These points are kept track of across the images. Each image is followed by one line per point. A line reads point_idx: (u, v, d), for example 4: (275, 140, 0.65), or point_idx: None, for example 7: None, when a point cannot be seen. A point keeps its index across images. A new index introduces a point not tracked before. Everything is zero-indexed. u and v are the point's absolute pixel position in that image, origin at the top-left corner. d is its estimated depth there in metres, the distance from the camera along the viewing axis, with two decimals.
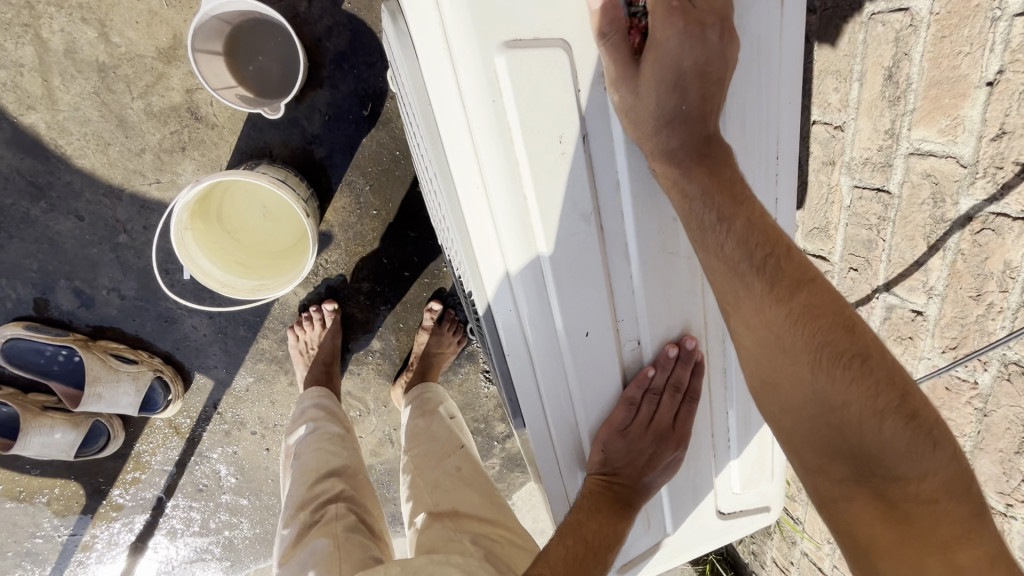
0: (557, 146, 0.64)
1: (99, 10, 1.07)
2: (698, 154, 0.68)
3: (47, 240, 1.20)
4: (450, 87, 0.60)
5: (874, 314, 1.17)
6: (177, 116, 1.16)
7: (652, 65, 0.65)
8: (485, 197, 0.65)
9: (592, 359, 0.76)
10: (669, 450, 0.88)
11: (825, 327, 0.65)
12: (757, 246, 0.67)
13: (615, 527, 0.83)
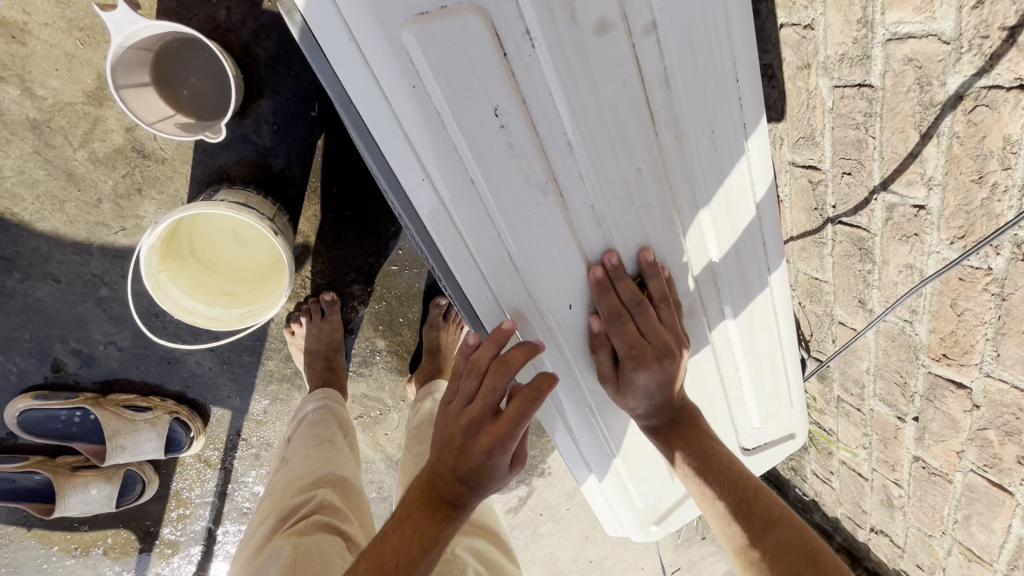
0: (494, 120, 0.60)
1: (15, 64, 1.02)
2: (672, 423, 0.85)
3: (32, 308, 1.19)
4: (365, 82, 0.57)
5: (875, 216, 1.13)
6: (124, 158, 1.12)
7: (625, 382, 0.82)
8: (431, 189, 0.63)
9: (577, 329, 0.77)
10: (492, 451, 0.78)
11: (793, 559, 0.76)
12: (730, 491, 0.83)
13: (423, 535, 0.77)
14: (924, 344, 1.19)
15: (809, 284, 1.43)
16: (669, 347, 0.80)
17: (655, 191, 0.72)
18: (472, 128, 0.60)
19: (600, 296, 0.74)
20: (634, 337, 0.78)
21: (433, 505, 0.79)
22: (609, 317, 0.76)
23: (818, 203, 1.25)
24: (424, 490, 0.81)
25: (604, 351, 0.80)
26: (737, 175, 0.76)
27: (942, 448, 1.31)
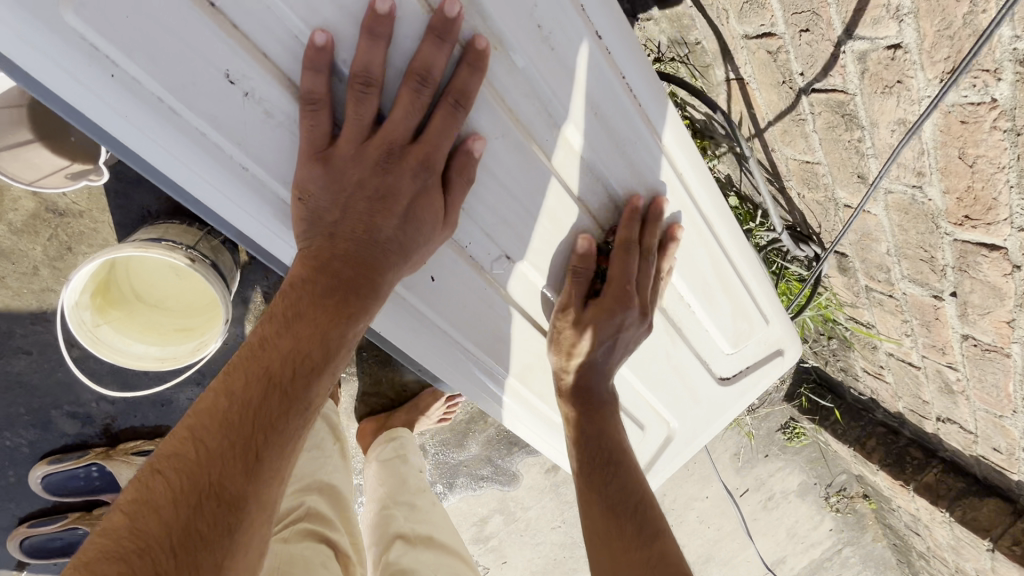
0: (239, 95, 0.60)
1: None
2: (580, 401, 0.91)
3: (17, 382, 1.23)
4: (89, 100, 0.57)
5: (849, 72, 0.95)
6: (42, 222, 1.11)
7: (589, 323, 0.85)
8: (211, 183, 0.64)
9: (454, 297, 0.78)
10: (398, 208, 0.66)
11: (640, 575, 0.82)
12: (627, 495, 0.89)
13: (330, 331, 0.63)
14: (941, 209, 1.00)
15: (802, 170, 1.25)
16: (640, 299, 0.85)
17: (496, 125, 0.69)
18: (217, 107, 0.60)
19: (627, 223, 0.82)
20: (624, 274, 0.84)
21: (336, 300, 0.63)
22: (620, 244, 0.82)
23: (784, 75, 1.07)
24: (319, 274, 0.64)
25: (579, 273, 0.84)
26: (593, 71, 0.71)
27: (991, 321, 1.12)
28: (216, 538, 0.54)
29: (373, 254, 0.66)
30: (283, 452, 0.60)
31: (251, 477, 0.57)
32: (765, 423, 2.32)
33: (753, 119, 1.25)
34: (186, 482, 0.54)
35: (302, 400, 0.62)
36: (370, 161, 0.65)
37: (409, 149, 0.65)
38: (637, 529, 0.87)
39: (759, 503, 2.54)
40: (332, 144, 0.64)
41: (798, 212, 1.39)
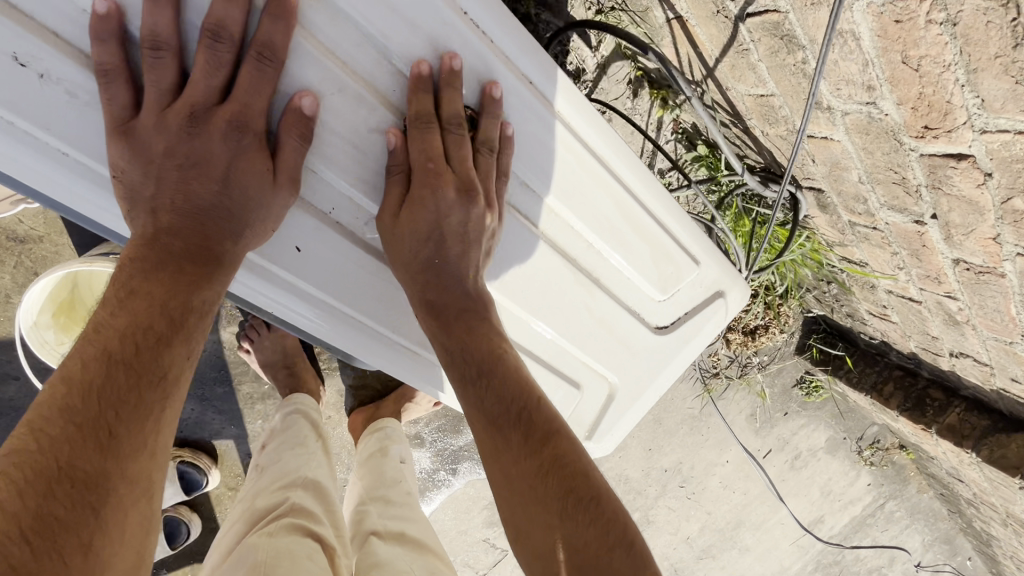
0: (35, 76, 0.57)
1: None
2: (433, 317, 0.76)
3: (12, 408, 1.29)
4: None
5: None
6: (7, 252, 1.15)
7: (405, 223, 0.73)
8: (27, 174, 0.61)
9: (326, 266, 0.74)
10: (224, 172, 0.64)
11: (560, 492, 0.70)
12: (509, 401, 0.74)
13: (175, 298, 0.61)
14: (899, 124, 0.92)
15: (759, 105, 1.17)
16: (454, 176, 0.75)
17: (328, 81, 0.65)
18: (12, 91, 0.57)
19: (414, 94, 0.69)
20: (432, 155, 0.73)
21: (174, 268, 0.61)
22: (412, 121, 0.70)
23: (717, 4, 1.01)
24: (151, 247, 0.62)
25: (396, 170, 0.72)
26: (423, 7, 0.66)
27: (978, 239, 1.03)
28: (77, 519, 0.50)
29: (208, 221, 0.64)
30: (144, 425, 0.58)
31: (108, 452, 0.54)
32: (779, 379, 2.22)
33: (701, 59, 1.19)
34: (31, 472, 0.50)
35: (155, 370, 0.59)
36: (175, 128, 0.62)
37: (213, 116, 0.62)
38: (524, 434, 0.73)
39: (785, 463, 2.44)
40: (135, 115, 0.61)
41: (766, 151, 1.31)
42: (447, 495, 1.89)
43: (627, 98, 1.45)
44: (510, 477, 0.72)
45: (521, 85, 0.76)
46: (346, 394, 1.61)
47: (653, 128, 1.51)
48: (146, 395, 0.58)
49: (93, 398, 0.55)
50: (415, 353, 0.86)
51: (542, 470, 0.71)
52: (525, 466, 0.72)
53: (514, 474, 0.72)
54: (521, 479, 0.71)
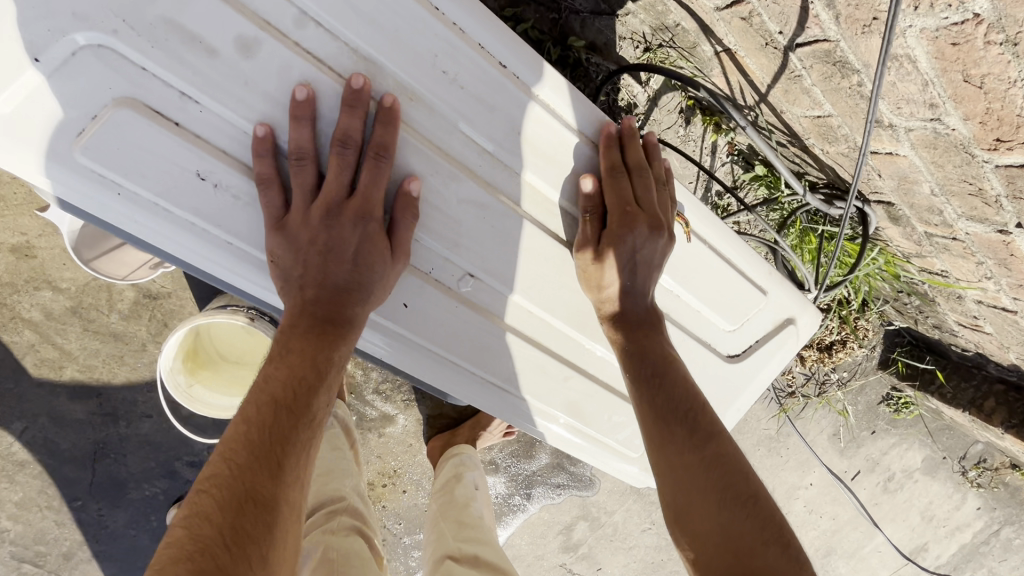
0: (206, 183, 0.69)
1: (37, 273, 1.26)
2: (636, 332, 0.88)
3: (146, 442, 1.47)
4: (100, 201, 0.67)
5: (823, 20, 0.90)
6: (143, 307, 1.34)
7: (610, 249, 0.84)
8: (202, 261, 0.73)
9: (428, 318, 0.84)
10: (350, 242, 0.73)
11: (729, 483, 0.79)
12: (681, 402, 0.85)
13: (317, 356, 0.71)
14: (969, 138, 0.91)
15: (817, 125, 1.18)
16: (645, 214, 0.85)
17: (426, 162, 0.76)
18: (189, 198, 0.69)
19: (607, 150, 0.85)
20: (620, 199, 0.84)
21: (317, 328, 0.72)
22: (607, 173, 0.85)
23: (765, 37, 1.03)
24: (301, 314, 0.73)
25: (593, 214, 0.86)
26: (502, 91, 0.77)
27: None
28: (259, 533, 0.60)
29: (342, 288, 0.74)
30: (301, 456, 0.68)
31: (278, 480, 0.64)
32: (862, 397, 2.12)
33: (753, 86, 1.22)
34: (225, 491, 0.61)
35: (307, 412, 0.70)
36: (314, 220, 0.72)
37: (343, 207, 0.73)
38: (691, 430, 0.84)
39: (877, 486, 2.28)
40: (284, 213, 0.71)
41: (828, 167, 1.31)
42: (522, 520, 1.93)
43: (679, 126, 1.50)
44: (679, 469, 0.82)
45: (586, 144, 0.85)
46: (424, 423, 1.71)
47: (708, 153, 1.54)
48: (301, 433, 0.69)
49: (265, 435, 0.66)
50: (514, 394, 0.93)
51: (708, 463, 0.81)
52: (693, 459, 0.82)
53: (683, 471, 0.81)
54: (688, 470, 0.81)
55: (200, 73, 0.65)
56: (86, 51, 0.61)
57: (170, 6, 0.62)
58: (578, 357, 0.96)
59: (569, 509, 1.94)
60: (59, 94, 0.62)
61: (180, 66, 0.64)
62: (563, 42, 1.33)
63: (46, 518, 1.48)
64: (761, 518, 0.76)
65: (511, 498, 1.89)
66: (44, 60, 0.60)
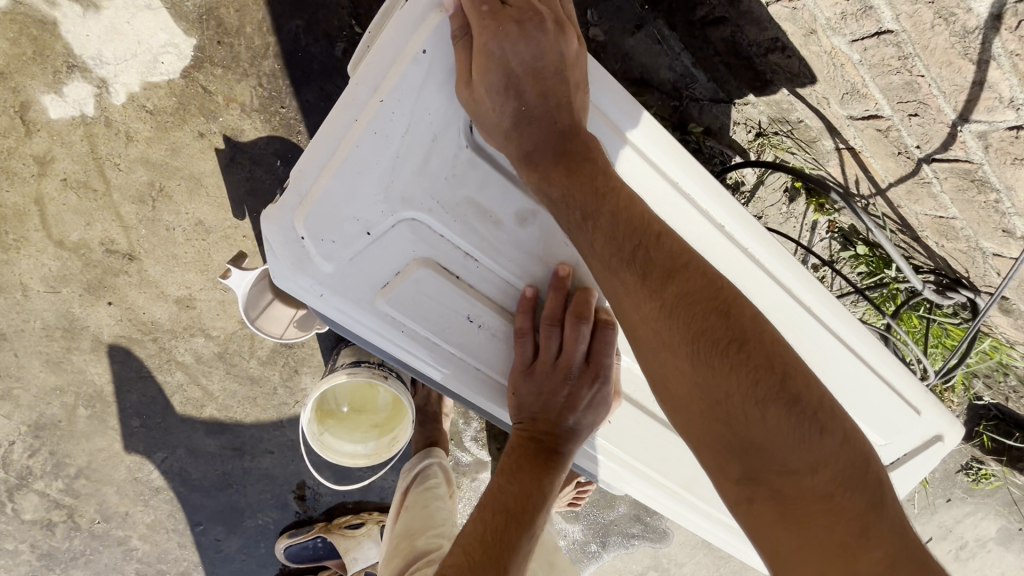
0: (473, 324, 0.78)
1: (194, 321, 1.38)
2: (555, 167, 0.71)
3: (265, 475, 1.57)
4: (387, 337, 0.77)
5: (971, 146, 0.95)
6: (279, 354, 1.46)
7: (479, 60, 0.66)
8: (456, 385, 0.83)
9: (618, 427, 0.94)
10: (587, 388, 0.80)
11: (700, 327, 0.67)
12: (629, 243, 0.70)
13: (543, 482, 0.83)
14: None
15: (936, 223, 1.23)
16: (516, 19, 0.69)
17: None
18: (458, 335, 0.78)
19: None
20: (480, 0, 0.67)
21: (544, 456, 0.83)
22: None
23: (899, 147, 1.09)
24: (531, 442, 0.83)
25: (459, 35, 0.67)
26: (683, 213, 0.84)
27: None
28: None
29: (569, 428, 0.83)
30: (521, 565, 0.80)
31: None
32: (939, 464, 2.11)
33: (872, 180, 1.27)
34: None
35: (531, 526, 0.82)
36: (558, 374, 0.78)
37: (584, 365, 0.79)
38: (645, 275, 0.70)
39: (949, 553, 2.25)
40: (532, 360, 0.79)
41: (941, 257, 1.36)
42: (597, 568, 1.97)
43: (783, 205, 1.56)
44: (644, 335, 0.71)
45: (764, 271, 0.87)
46: None
47: (808, 229, 1.60)
48: (523, 544, 0.80)
49: (496, 541, 0.79)
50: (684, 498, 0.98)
51: (670, 313, 0.68)
52: (655, 310, 0.69)
53: (657, 338, 0.69)
54: (656, 332, 0.69)
55: (484, 236, 0.73)
56: (403, 225, 0.71)
57: (474, 187, 0.71)
58: None
59: (643, 560, 1.97)
60: (375, 258, 0.72)
61: (469, 230, 0.73)
62: (682, 127, 1.40)
63: (171, 539, 1.58)
64: (747, 370, 0.65)
65: (587, 545, 1.94)
66: (373, 232, 0.71)
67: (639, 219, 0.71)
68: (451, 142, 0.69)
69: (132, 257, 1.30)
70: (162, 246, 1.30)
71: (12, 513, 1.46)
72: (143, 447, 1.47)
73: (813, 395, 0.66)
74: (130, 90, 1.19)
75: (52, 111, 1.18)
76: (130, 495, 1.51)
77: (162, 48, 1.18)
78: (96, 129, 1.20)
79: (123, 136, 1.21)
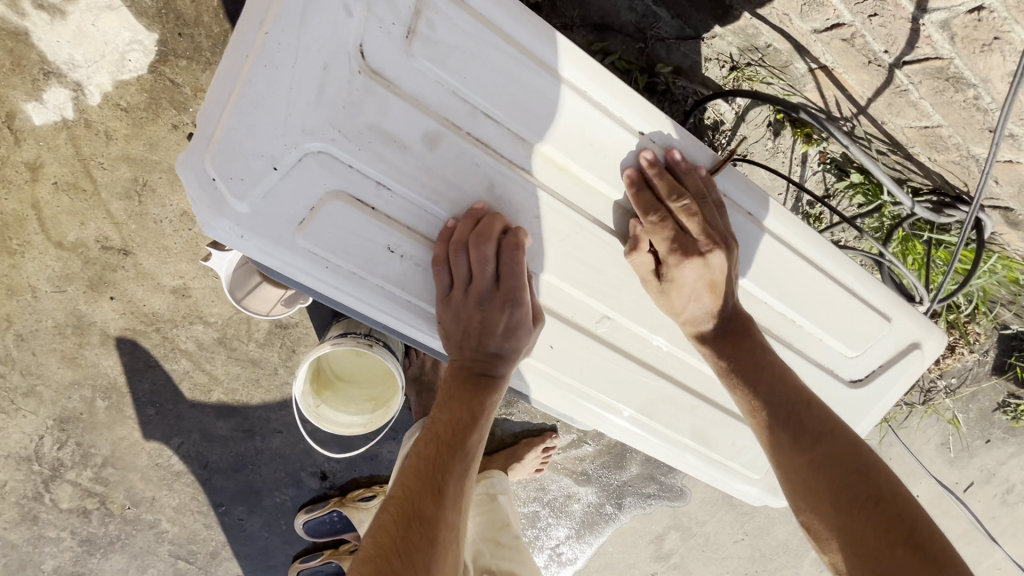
0: (394, 254, 0.80)
1: (192, 309, 1.45)
2: (722, 336, 0.91)
3: (278, 454, 1.64)
4: (310, 272, 0.79)
5: (937, 40, 0.91)
6: (276, 336, 1.51)
7: (664, 279, 0.89)
8: (388, 316, 0.85)
9: (570, 357, 0.92)
10: (501, 313, 0.82)
11: (838, 474, 0.87)
12: (782, 404, 0.90)
13: (470, 406, 0.85)
14: None
15: (923, 134, 1.16)
16: (694, 241, 0.86)
17: (558, 217, 0.83)
18: (379, 267, 0.80)
19: (636, 197, 0.84)
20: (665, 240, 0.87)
21: (470, 381, 0.86)
22: (643, 217, 0.85)
23: (868, 56, 1.03)
24: (457, 371, 0.87)
25: (643, 255, 0.88)
26: (615, 134, 0.82)
27: None
28: (424, 545, 0.76)
29: (493, 352, 0.84)
30: (457, 484, 0.83)
31: (439, 503, 0.80)
32: (973, 404, 2.00)
33: (851, 99, 1.20)
34: (400, 508, 0.80)
35: (462, 448, 0.85)
36: (471, 300, 0.82)
37: (496, 289, 0.82)
38: (797, 436, 0.90)
39: (995, 498, 2.12)
40: (450, 291, 0.81)
41: (937, 174, 1.27)
42: (614, 529, 1.96)
43: (768, 140, 1.49)
44: (789, 475, 0.90)
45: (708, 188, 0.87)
46: (518, 435, 1.80)
47: (798, 164, 1.52)
48: (457, 465, 0.84)
49: (429, 467, 0.83)
50: (642, 421, 0.98)
51: (817, 465, 0.88)
52: (800, 458, 0.89)
53: (799, 476, 0.89)
54: (797, 470, 0.89)
55: (394, 167, 0.75)
56: (309, 158, 0.73)
57: (375, 114, 0.73)
58: (711, 392, 0.99)
59: (662, 519, 1.95)
60: (286, 194, 0.74)
61: (379, 160, 0.74)
62: (650, 70, 1.36)
63: (198, 521, 1.67)
64: (880, 513, 0.83)
65: (602, 508, 1.94)
66: (280, 167, 0.72)
67: (793, 388, 0.91)
68: (343, 66, 0.70)
69: (126, 252, 1.37)
70: (153, 239, 1.36)
71: (50, 502, 1.57)
72: (161, 434, 1.56)
73: (934, 540, 0.80)
74: (104, 91, 1.25)
75: (36, 118, 1.25)
76: (154, 480, 1.60)
77: (128, 46, 1.23)
78: (78, 131, 1.27)
79: (103, 135, 1.27)
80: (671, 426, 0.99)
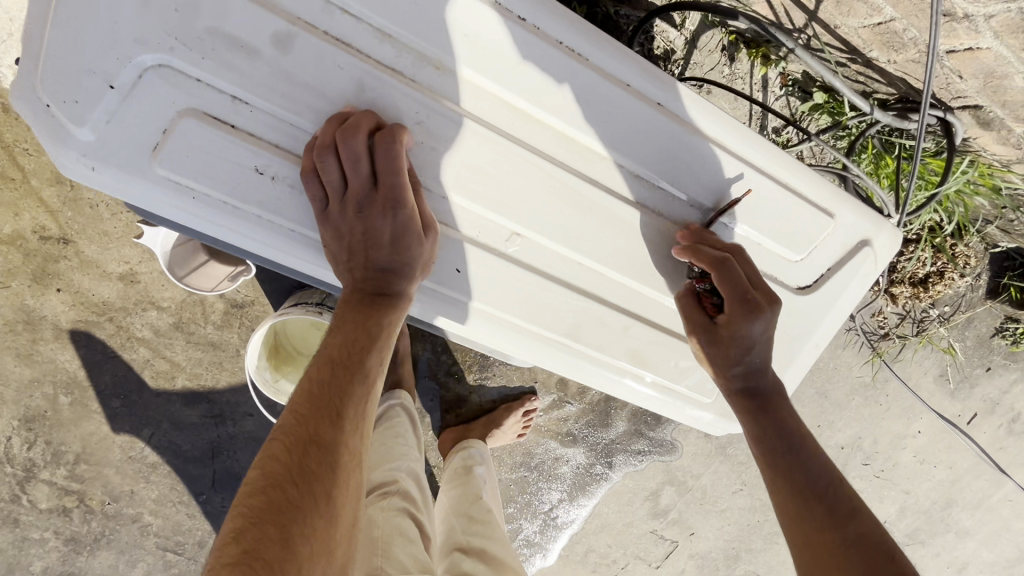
0: (264, 175, 0.78)
1: (143, 295, 1.41)
2: (757, 395, 0.92)
3: (252, 438, 1.61)
4: (175, 205, 0.77)
5: None
6: (233, 317, 1.47)
7: (726, 332, 0.89)
8: (270, 248, 0.83)
9: (481, 280, 0.87)
10: (385, 218, 0.79)
11: (867, 554, 0.78)
12: (818, 475, 0.86)
13: (366, 324, 0.81)
14: None
15: (879, 35, 1.10)
16: (759, 294, 0.88)
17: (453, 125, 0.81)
18: (248, 189, 0.78)
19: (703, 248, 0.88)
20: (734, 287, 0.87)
21: (366, 297, 0.82)
22: (715, 266, 0.87)
23: None
24: (352, 289, 0.83)
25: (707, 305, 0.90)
26: (495, 26, 0.80)
27: None
28: (323, 471, 0.72)
29: (384, 265, 0.81)
30: (357, 407, 0.80)
31: (338, 427, 0.76)
32: (969, 331, 1.92)
33: (800, 5, 1.13)
34: (291, 436, 0.74)
35: (361, 370, 0.81)
36: (351, 211, 0.79)
37: (376, 193, 0.79)
38: (828, 510, 0.83)
39: (1001, 428, 2.05)
40: (328, 204, 0.78)
41: (901, 81, 1.19)
42: (607, 489, 1.92)
43: (724, 66, 1.41)
44: (811, 551, 0.81)
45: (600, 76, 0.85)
46: (497, 400, 1.76)
47: (759, 89, 1.44)
48: (356, 388, 0.80)
49: (324, 391, 0.78)
50: (573, 348, 0.93)
51: (849, 543, 0.79)
52: (826, 532, 0.81)
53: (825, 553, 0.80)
54: (821, 544, 0.81)
55: (246, 74, 0.75)
56: (151, 74, 0.73)
57: (212, 17, 0.72)
58: (642, 309, 0.95)
59: (655, 476, 1.91)
60: (130, 116, 0.73)
61: (230, 67, 0.74)
62: None
63: (180, 511, 1.65)
64: None
65: (593, 467, 1.90)
66: (117, 86, 0.72)
67: (829, 469, 0.87)
68: None
69: (66, 241, 1.33)
70: (91, 224, 1.33)
71: (29, 504, 1.56)
72: (130, 426, 1.53)
73: None
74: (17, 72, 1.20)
75: None
76: (130, 473, 1.58)
77: None
78: None
79: None
80: (602, 349, 0.94)
